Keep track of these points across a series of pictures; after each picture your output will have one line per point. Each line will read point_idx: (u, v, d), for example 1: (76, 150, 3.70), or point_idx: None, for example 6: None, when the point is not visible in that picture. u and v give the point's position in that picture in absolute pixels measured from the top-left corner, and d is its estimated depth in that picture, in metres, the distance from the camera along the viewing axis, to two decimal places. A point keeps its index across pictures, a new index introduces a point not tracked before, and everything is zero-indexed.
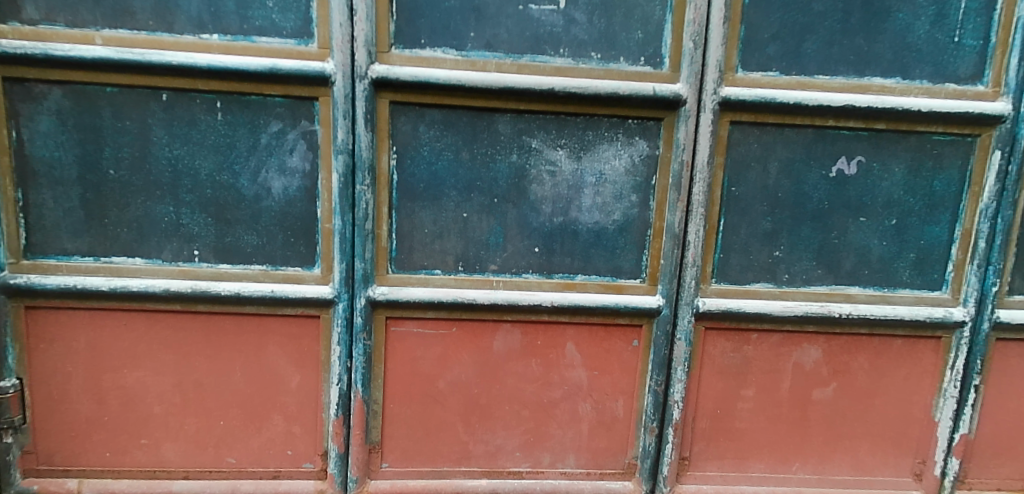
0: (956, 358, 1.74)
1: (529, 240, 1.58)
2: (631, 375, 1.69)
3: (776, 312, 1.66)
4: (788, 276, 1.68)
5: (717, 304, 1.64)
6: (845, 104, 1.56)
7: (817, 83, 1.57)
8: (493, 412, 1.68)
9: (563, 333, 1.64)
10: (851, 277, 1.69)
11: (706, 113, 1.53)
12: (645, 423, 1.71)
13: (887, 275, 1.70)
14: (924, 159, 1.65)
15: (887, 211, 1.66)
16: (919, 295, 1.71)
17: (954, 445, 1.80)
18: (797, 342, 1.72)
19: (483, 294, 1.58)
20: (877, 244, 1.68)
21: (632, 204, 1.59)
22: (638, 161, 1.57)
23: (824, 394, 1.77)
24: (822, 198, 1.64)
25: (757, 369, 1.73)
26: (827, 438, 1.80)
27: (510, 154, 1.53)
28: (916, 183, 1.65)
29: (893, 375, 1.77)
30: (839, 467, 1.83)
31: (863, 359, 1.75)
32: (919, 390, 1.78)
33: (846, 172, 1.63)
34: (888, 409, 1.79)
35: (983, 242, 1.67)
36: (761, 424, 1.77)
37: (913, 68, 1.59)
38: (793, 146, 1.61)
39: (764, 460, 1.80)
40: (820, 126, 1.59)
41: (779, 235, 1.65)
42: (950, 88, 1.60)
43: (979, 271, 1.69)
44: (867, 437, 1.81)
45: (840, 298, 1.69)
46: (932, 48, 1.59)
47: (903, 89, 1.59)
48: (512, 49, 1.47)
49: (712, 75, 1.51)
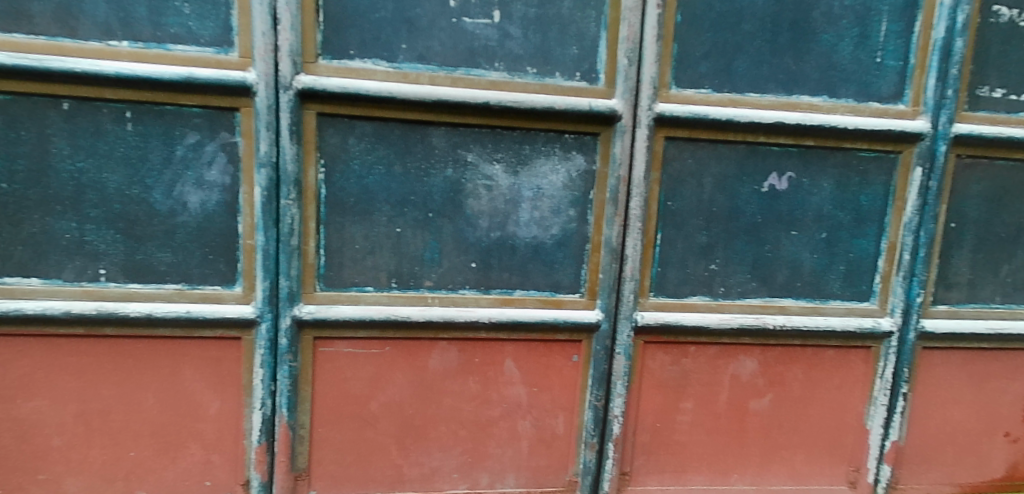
0: (885, 366, 1.82)
1: (465, 255, 1.55)
2: (571, 391, 1.67)
3: (712, 325, 1.68)
4: (724, 289, 1.70)
5: (656, 317, 1.65)
6: (775, 121, 1.63)
7: (748, 101, 1.62)
8: (429, 433, 1.64)
9: (501, 350, 1.62)
10: (784, 289, 1.74)
11: (642, 128, 1.55)
12: (585, 439, 1.69)
13: (818, 287, 1.76)
14: (851, 175, 1.73)
15: (817, 225, 1.73)
16: (848, 306, 1.78)
17: (885, 452, 1.87)
18: (734, 354, 1.75)
19: (417, 311, 1.54)
20: (808, 257, 1.74)
21: (570, 218, 1.58)
22: (575, 176, 1.57)
23: (760, 405, 1.79)
24: (756, 212, 1.69)
25: (695, 381, 1.74)
26: (764, 448, 1.82)
27: (445, 168, 1.51)
28: (844, 197, 1.74)
29: (825, 385, 1.82)
30: (776, 477, 1.85)
31: (797, 370, 1.79)
32: (851, 398, 1.84)
33: (777, 187, 1.69)
34: (821, 418, 1.84)
35: (907, 254, 1.76)
36: (700, 436, 1.78)
37: (840, 87, 1.68)
38: (726, 162, 1.65)
39: (704, 472, 1.80)
40: (752, 142, 1.65)
41: (715, 248, 1.68)
42: (874, 107, 1.70)
43: (904, 282, 1.78)
44: (802, 447, 1.84)
45: (774, 309, 1.73)
46: (856, 67, 1.68)
47: (829, 107, 1.67)
48: (446, 61, 1.45)
49: (647, 91, 1.53)
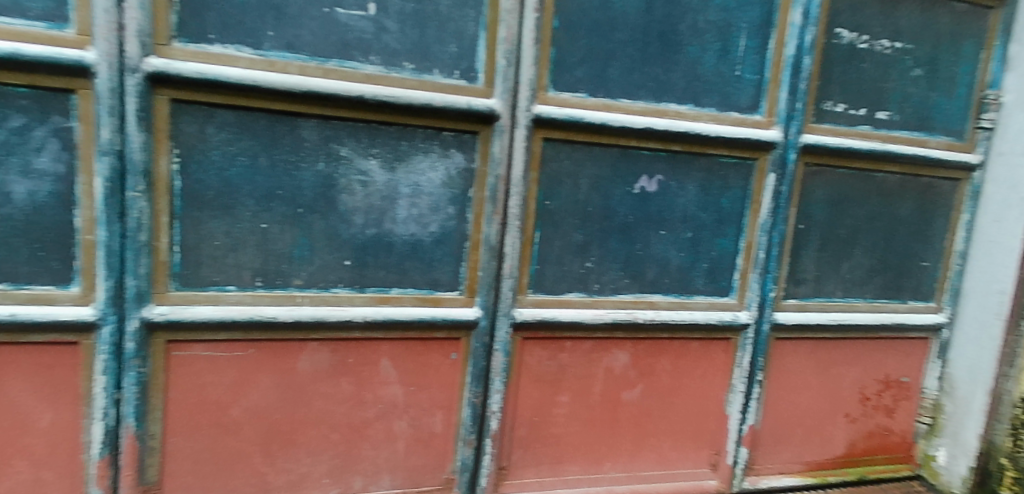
0: (743, 356, 1.98)
1: (339, 252, 1.51)
2: (449, 389, 1.68)
3: (588, 320, 1.75)
4: (599, 286, 1.78)
5: (534, 313, 1.69)
6: (645, 127, 1.72)
7: (620, 106, 1.71)
8: (298, 438, 1.58)
9: (376, 350, 1.59)
10: (653, 285, 1.85)
11: (520, 129, 1.58)
12: (463, 437, 1.70)
13: (684, 283, 1.89)
14: (714, 180, 1.87)
15: (683, 225, 1.85)
16: (711, 301, 1.92)
17: (742, 435, 2.02)
18: (608, 348, 1.82)
19: (285, 311, 1.47)
20: (675, 255, 1.86)
21: (449, 216, 1.58)
22: (454, 174, 1.57)
23: (632, 396, 1.89)
24: (628, 213, 1.78)
25: (572, 375, 1.80)
26: (635, 437, 1.92)
27: (317, 161, 1.45)
28: (707, 200, 1.87)
29: (690, 375, 1.95)
30: (646, 463, 1.95)
31: (665, 361, 1.91)
32: (713, 387, 1.98)
33: (647, 189, 1.79)
34: (686, 406, 1.96)
35: (762, 253, 1.93)
36: (576, 428, 1.84)
37: (703, 97, 1.81)
38: (600, 163, 1.72)
39: (578, 462, 1.87)
40: (624, 146, 1.73)
41: (590, 247, 1.75)
42: (733, 116, 1.85)
43: (759, 278, 1.95)
44: (668, 434, 1.96)
45: (644, 305, 1.83)
46: (718, 79, 1.81)
47: (694, 115, 1.79)
48: (318, 52, 1.40)
49: (525, 92, 1.56)
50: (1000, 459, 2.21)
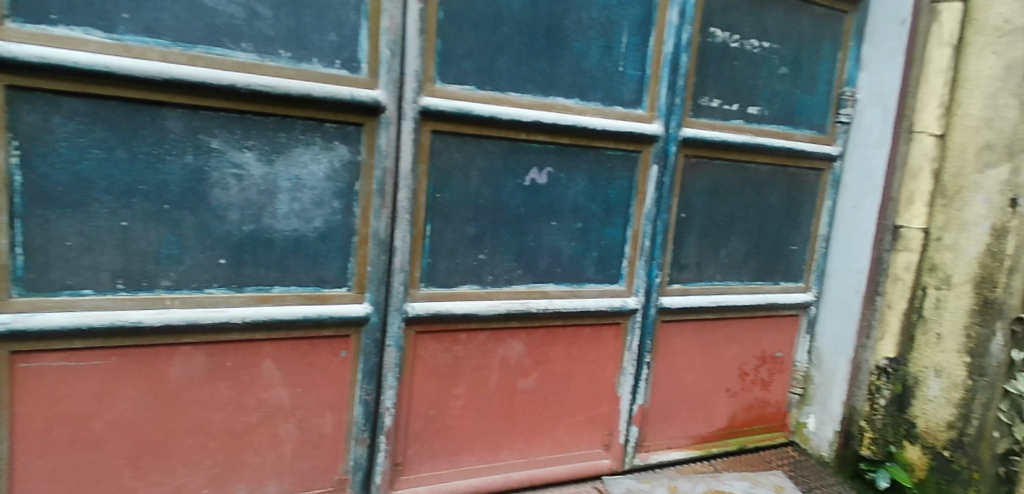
0: (632, 339, 2.07)
1: (214, 251, 1.43)
2: (339, 388, 1.64)
3: (482, 312, 1.76)
4: (492, 277, 1.80)
5: (426, 307, 1.68)
6: (534, 120, 1.74)
7: (508, 99, 1.73)
8: (172, 449, 1.49)
9: (258, 351, 1.52)
10: (546, 274, 1.89)
11: (407, 121, 1.55)
12: (355, 435, 1.67)
13: (575, 271, 1.94)
14: (601, 171, 1.93)
15: (573, 215, 1.91)
16: (601, 288, 2.00)
17: (633, 414, 2.12)
18: (503, 338, 1.85)
19: (152, 314, 1.38)
20: (566, 245, 1.91)
21: (334, 210, 1.54)
22: (338, 167, 1.53)
23: (527, 384, 1.92)
24: (520, 204, 1.81)
25: (467, 367, 1.81)
26: (531, 423, 1.96)
27: (184, 154, 1.37)
28: (595, 191, 1.93)
29: (583, 360, 2.01)
30: (542, 448, 2.00)
31: (559, 348, 1.96)
32: (605, 371, 2.06)
33: (538, 181, 1.83)
34: (580, 391, 2.03)
35: (648, 241, 2.02)
36: (472, 419, 1.86)
37: (589, 92, 1.86)
38: (490, 156, 1.73)
39: (476, 452, 1.89)
40: (514, 138, 1.75)
41: (482, 239, 1.76)
42: (618, 110, 1.92)
43: (646, 264, 2.04)
44: (563, 419, 2.02)
45: (537, 294, 1.87)
46: (602, 74, 1.88)
47: (580, 108, 1.85)
48: (181, 37, 1.32)
49: (411, 84, 1.54)
50: (860, 421, 2.42)
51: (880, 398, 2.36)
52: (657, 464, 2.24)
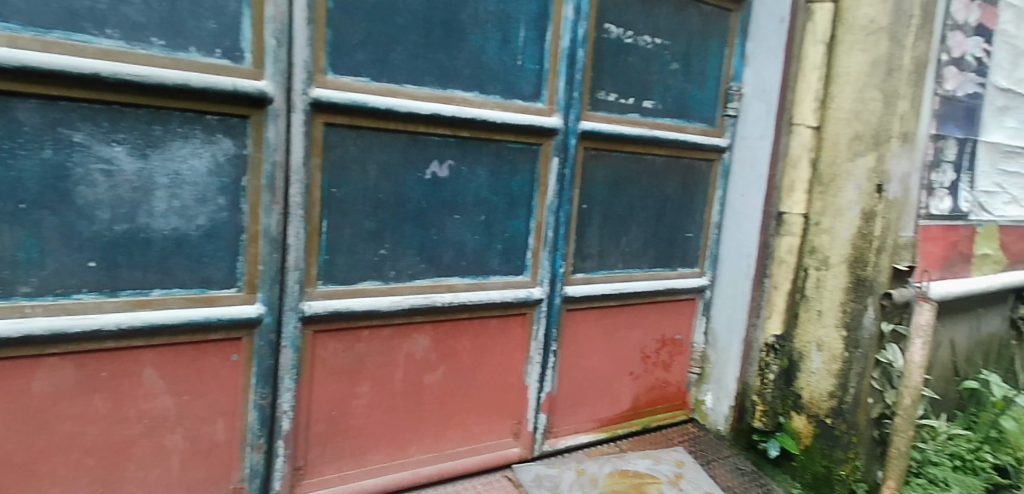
0: (538, 329, 2.11)
1: (82, 253, 1.34)
2: (231, 393, 1.57)
3: (384, 308, 1.74)
4: (394, 272, 1.77)
5: (324, 305, 1.64)
6: (432, 112, 1.74)
7: (406, 92, 1.71)
8: (39, 469, 1.38)
9: (138, 359, 1.44)
10: (450, 268, 1.89)
11: (297, 113, 1.51)
12: (251, 441, 1.61)
13: (479, 264, 1.95)
14: (503, 164, 1.95)
15: (476, 208, 1.91)
16: (506, 280, 2.02)
17: (541, 402, 2.17)
18: (408, 334, 1.83)
19: (10, 323, 1.28)
20: (470, 238, 1.91)
21: (220, 207, 1.47)
22: (223, 161, 1.46)
23: (433, 379, 1.92)
24: (421, 198, 1.79)
25: (371, 365, 1.78)
26: (438, 417, 1.96)
27: (41, 149, 1.27)
28: (498, 183, 1.95)
29: (490, 352, 2.03)
30: (451, 442, 2.00)
31: (466, 341, 1.96)
32: (512, 361, 2.09)
33: (439, 174, 1.82)
34: (487, 382, 2.04)
35: (550, 232, 2.07)
36: (378, 417, 1.83)
37: (488, 85, 1.87)
38: (388, 149, 1.71)
39: (382, 450, 1.86)
40: (412, 131, 1.73)
41: (383, 234, 1.73)
42: (517, 104, 1.94)
43: (550, 255, 2.08)
44: (472, 411, 2.03)
45: (442, 288, 1.87)
46: (501, 68, 1.89)
47: (480, 102, 1.86)
48: (34, 22, 1.23)
49: (301, 75, 1.50)
50: (752, 396, 2.60)
51: (769, 372, 2.54)
52: (565, 449, 2.30)
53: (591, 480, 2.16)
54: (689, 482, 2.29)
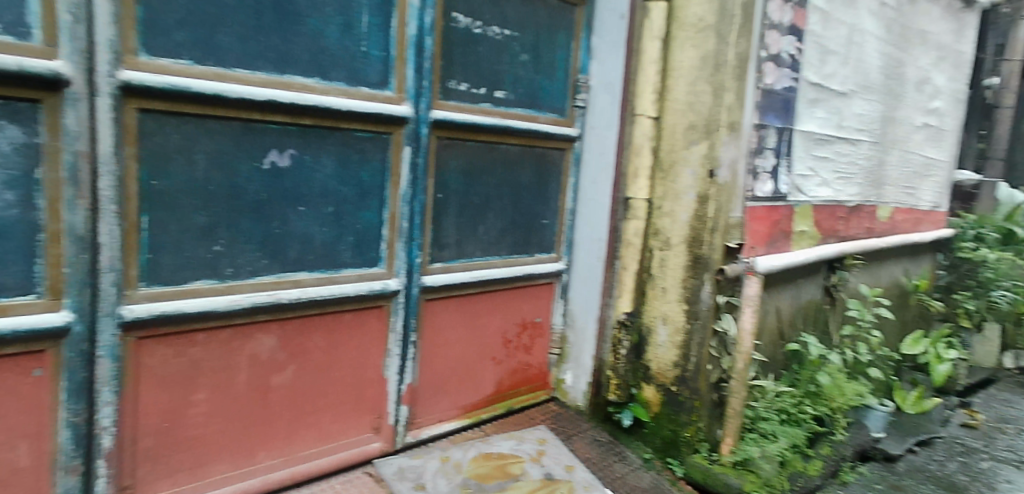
0: (396, 320, 2.08)
1: None
2: (36, 412, 1.43)
3: (222, 308, 1.64)
4: (232, 270, 1.67)
5: (148, 309, 1.52)
6: (268, 99, 1.65)
7: (236, 76, 1.61)
8: None
9: None
10: (297, 263, 1.81)
11: (103, 97, 1.39)
12: (64, 464, 1.47)
13: (330, 258, 1.89)
14: (350, 153, 1.89)
15: (323, 200, 1.85)
16: (360, 273, 1.97)
17: (402, 394, 2.15)
18: (250, 334, 1.74)
19: None
20: (318, 231, 1.85)
21: (8, 203, 1.34)
22: (9, 152, 1.33)
23: (282, 379, 1.84)
24: (260, 189, 1.70)
25: (208, 370, 1.68)
26: (290, 419, 1.88)
27: None
28: (346, 173, 1.89)
29: (344, 348, 1.97)
30: (305, 443, 1.93)
31: (318, 338, 1.90)
32: (370, 355, 2.05)
33: (279, 164, 1.73)
34: (343, 379, 1.99)
35: (405, 222, 2.05)
36: (219, 425, 1.73)
37: (330, 71, 1.81)
38: (219, 138, 1.60)
39: (226, 460, 1.76)
40: (246, 119, 1.64)
41: (216, 229, 1.63)
42: (363, 91, 1.89)
43: (405, 245, 2.06)
44: (327, 409, 1.97)
45: (288, 284, 1.79)
46: (344, 54, 1.83)
47: (322, 88, 1.79)
48: None
49: (104, 55, 1.38)
50: (607, 370, 2.74)
51: (621, 348, 2.69)
52: (429, 438, 2.30)
53: (455, 466, 2.18)
54: (551, 457, 2.39)
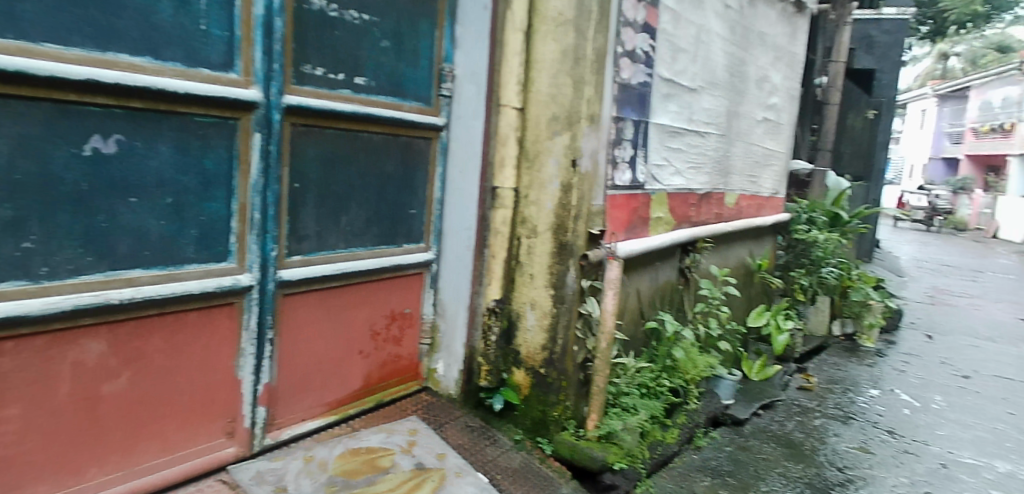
0: (250, 318, 1.97)
1: None
2: None
3: (36, 311, 1.49)
4: (48, 269, 1.53)
5: None
6: (86, 78, 1.51)
7: (45, 52, 1.46)
8: None
9: None
10: (129, 260, 1.67)
11: None
12: None
13: (169, 253, 1.76)
14: (190, 140, 1.76)
15: (159, 190, 1.71)
16: (206, 268, 1.85)
17: (259, 395, 2.06)
18: (73, 340, 1.58)
19: None
20: (154, 224, 1.71)
21: None
22: None
23: (115, 388, 1.69)
24: (80, 179, 1.55)
25: (20, 383, 1.52)
26: (126, 430, 1.74)
27: None
28: (186, 162, 1.76)
29: (190, 349, 1.85)
30: (145, 455, 1.80)
31: (157, 340, 1.76)
32: (220, 355, 1.93)
33: (103, 150, 1.58)
34: (189, 383, 1.86)
35: (257, 213, 1.94)
36: (37, 442, 1.57)
37: (164, 50, 1.67)
38: (26, 121, 1.46)
39: (48, 480, 1.61)
40: (60, 100, 1.49)
41: (26, 224, 1.48)
42: (204, 73, 1.76)
43: (258, 238, 1.96)
44: (171, 417, 1.84)
45: (119, 283, 1.65)
46: (179, 32, 1.70)
47: (154, 69, 1.65)
48: None
49: None
50: (478, 357, 2.76)
51: (491, 334, 2.73)
52: (290, 439, 2.21)
53: (320, 466, 2.11)
54: (422, 447, 2.38)
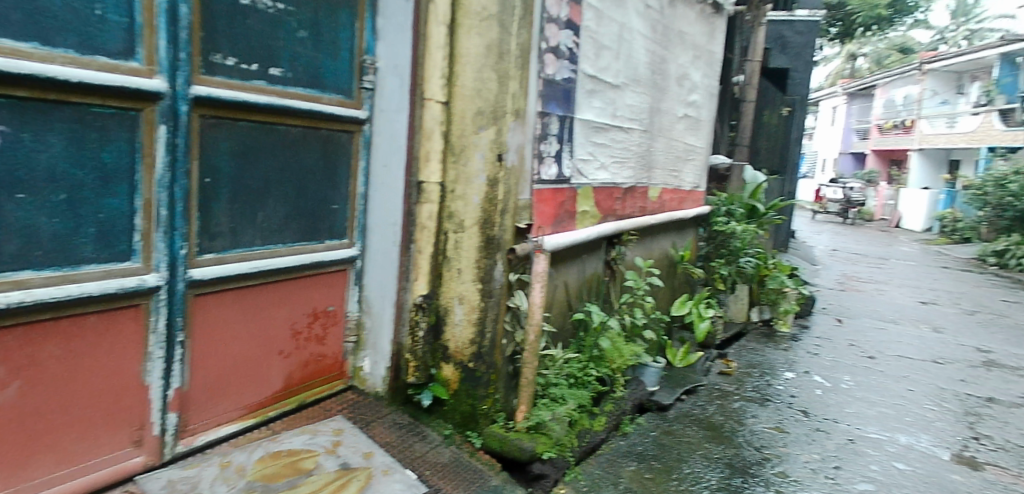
0: (157, 320, 1.88)
1: None
2: None
3: None
4: None
5: None
6: None
7: None
8: None
9: None
10: (18, 260, 1.57)
11: None
12: None
13: (64, 253, 1.66)
14: (86, 132, 1.67)
15: (51, 186, 1.62)
16: (107, 268, 1.75)
17: (168, 400, 1.97)
18: None
19: None
20: (45, 222, 1.62)
21: None
22: None
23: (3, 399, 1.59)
24: None
25: None
26: (18, 444, 1.64)
27: None
28: (80, 155, 1.67)
29: (90, 356, 1.75)
30: (41, 469, 1.70)
31: (52, 347, 1.66)
32: (125, 360, 1.83)
33: None
34: (90, 391, 1.76)
35: (164, 210, 1.85)
36: None
37: (53, 35, 1.58)
38: None
39: None
40: None
41: None
42: (101, 61, 1.67)
43: (165, 236, 1.87)
44: (70, 428, 1.74)
45: (7, 285, 1.55)
46: (71, 17, 1.61)
47: (43, 55, 1.56)
48: None
49: None
50: (406, 353, 2.71)
51: (419, 330, 2.68)
52: (205, 445, 2.12)
53: (237, 471, 2.04)
54: (347, 447, 2.33)
